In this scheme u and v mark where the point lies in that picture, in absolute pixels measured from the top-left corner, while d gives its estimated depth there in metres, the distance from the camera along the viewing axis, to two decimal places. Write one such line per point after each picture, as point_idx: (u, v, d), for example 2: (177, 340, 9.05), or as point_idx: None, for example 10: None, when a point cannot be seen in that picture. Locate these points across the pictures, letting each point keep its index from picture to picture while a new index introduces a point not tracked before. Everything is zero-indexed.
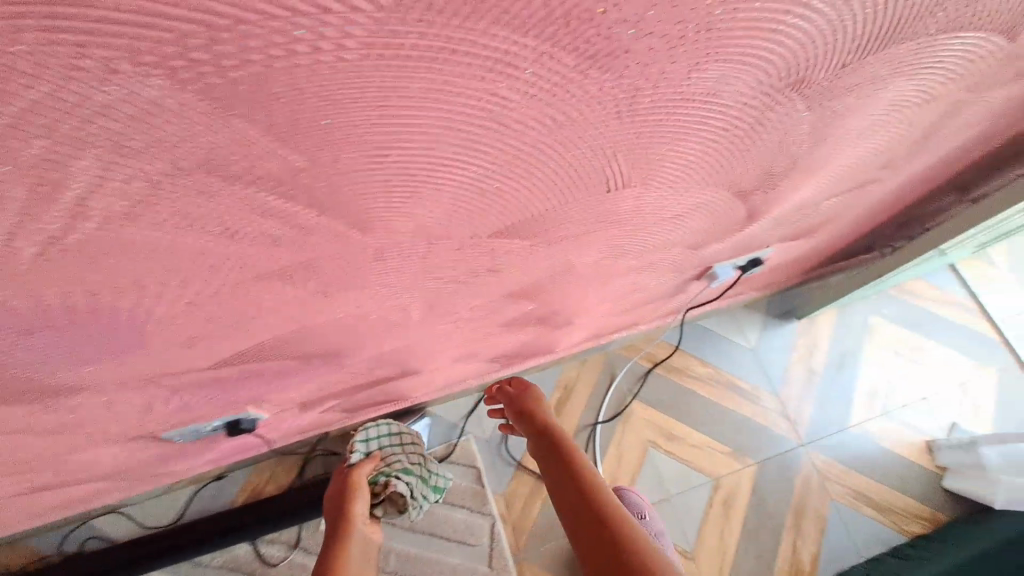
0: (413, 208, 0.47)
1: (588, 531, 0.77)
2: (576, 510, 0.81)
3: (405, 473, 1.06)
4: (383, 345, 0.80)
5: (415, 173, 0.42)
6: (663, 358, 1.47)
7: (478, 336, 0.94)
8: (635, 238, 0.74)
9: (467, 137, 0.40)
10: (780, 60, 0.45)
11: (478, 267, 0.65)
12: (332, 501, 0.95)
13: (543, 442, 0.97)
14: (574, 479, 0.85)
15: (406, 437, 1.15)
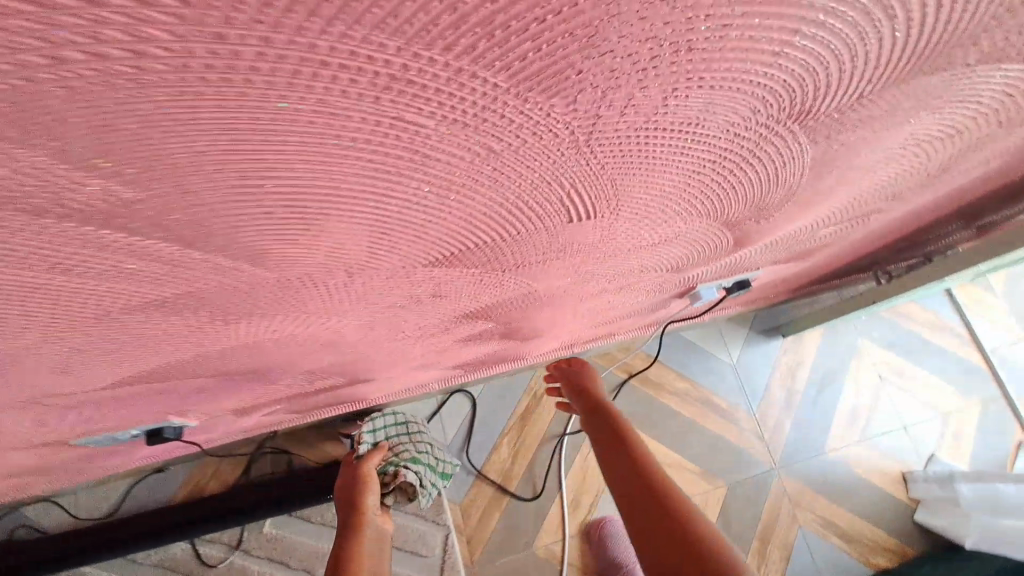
0: (316, 243, 0.38)
1: (657, 534, 0.72)
2: (642, 511, 0.75)
3: (414, 462, 1.07)
4: (320, 362, 0.72)
5: (307, 209, 0.33)
6: (640, 369, 1.40)
7: (433, 350, 0.86)
8: (606, 264, 0.66)
9: (372, 169, 0.31)
10: (782, 87, 0.36)
11: (416, 294, 0.56)
12: (343, 492, 0.93)
13: (611, 433, 0.91)
14: (643, 479, 0.80)
15: (411, 427, 1.16)
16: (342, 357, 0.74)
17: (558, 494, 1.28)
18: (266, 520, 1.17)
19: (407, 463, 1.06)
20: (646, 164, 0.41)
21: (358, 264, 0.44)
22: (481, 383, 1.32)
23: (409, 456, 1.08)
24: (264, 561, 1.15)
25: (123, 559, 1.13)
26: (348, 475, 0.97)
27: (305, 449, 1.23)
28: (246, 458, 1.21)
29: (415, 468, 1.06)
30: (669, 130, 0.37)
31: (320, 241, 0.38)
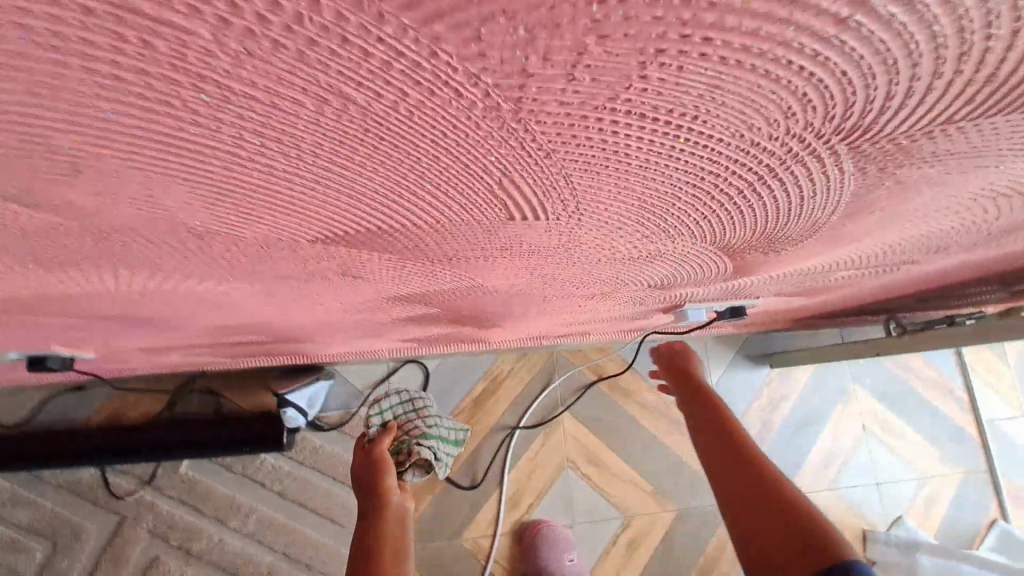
0: (113, 183, 0.27)
1: (759, 538, 0.66)
2: (747, 511, 0.69)
3: (428, 438, 0.88)
4: (226, 319, 0.61)
5: (68, 122, 0.22)
6: (612, 374, 1.30)
7: (371, 325, 0.76)
8: (571, 271, 0.54)
9: (148, 80, 0.20)
10: (827, 84, 0.23)
11: (317, 271, 0.44)
12: (357, 479, 0.78)
13: (714, 426, 0.81)
14: (747, 475, 0.72)
15: (419, 403, 0.94)
16: (255, 318, 0.63)
17: (498, 489, 1.20)
18: (183, 461, 1.10)
19: (421, 440, 0.87)
20: (619, 163, 0.28)
21: (203, 224, 0.32)
22: (438, 357, 1.23)
23: (421, 434, 0.89)
24: (176, 502, 1.08)
25: (27, 474, 1.06)
26: (360, 459, 0.80)
27: (236, 395, 1.14)
28: (173, 393, 1.13)
29: (430, 446, 0.87)
30: (654, 121, 0.25)
31: (121, 183, 0.26)
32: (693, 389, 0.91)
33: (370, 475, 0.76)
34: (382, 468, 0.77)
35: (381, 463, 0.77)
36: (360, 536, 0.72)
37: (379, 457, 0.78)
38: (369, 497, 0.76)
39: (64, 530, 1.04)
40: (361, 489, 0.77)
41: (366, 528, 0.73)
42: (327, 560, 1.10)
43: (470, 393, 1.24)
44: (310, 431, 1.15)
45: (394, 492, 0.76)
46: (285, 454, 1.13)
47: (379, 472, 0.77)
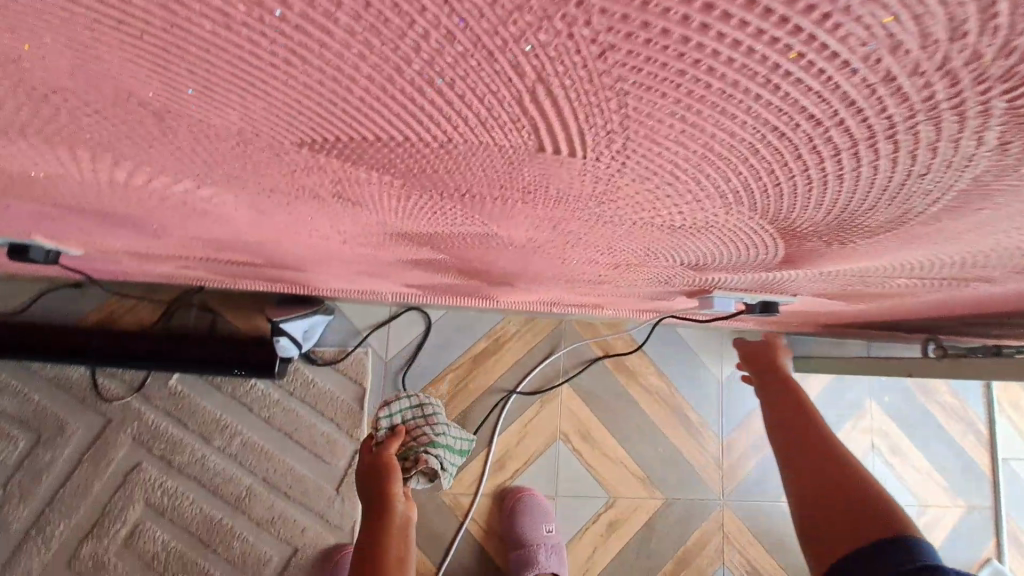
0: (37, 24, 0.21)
1: (830, 523, 0.63)
2: (818, 496, 0.65)
3: (437, 446, 0.80)
4: (211, 231, 0.56)
5: None
6: (619, 352, 1.24)
7: (371, 263, 0.70)
8: (598, 232, 0.46)
9: None
10: None
11: (302, 186, 0.38)
12: (361, 485, 0.73)
13: (790, 415, 0.76)
14: (819, 461, 0.68)
15: (430, 409, 0.85)
16: (242, 236, 0.58)
17: (485, 449, 1.17)
18: (174, 375, 1.08)
19: (430, 447, 0.79)
20: (694, 83, 0.22)
21: (157, 97, 0.26)
22: (442, 308, 1.18)
23: (429, 442, 0.80)
24: (163, 414, 1.08)
25: (18, 364, 1.05)
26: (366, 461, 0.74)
27: (233, 315, 1.12)
28: (170, 305, 1.10)
29: (439, 456, 0.79)
30: (763, 15, 0.18)
31: (40, 15, 0.20)
32: (771, 380, 0.84)
33: (375, 482, 0.71)
34: (389, 474, 0.71)
35: (388, 469, 0.71)
36: (360, 552, 0.67)
37: (386, 461, 0.72)
38: (372, 508, 0.70)
39: (50, 425, 1.04)
40: (365, 497, 0.72)
41: (367, 542, 0.68)
42: (306, 493, 1.09)
43: (470, 350, 1.20)
44: (303, 363, 1.13)
45: (400, 502, 0.70)
46: (276, 383, 1.11)
47: (386, 479, 0.71)
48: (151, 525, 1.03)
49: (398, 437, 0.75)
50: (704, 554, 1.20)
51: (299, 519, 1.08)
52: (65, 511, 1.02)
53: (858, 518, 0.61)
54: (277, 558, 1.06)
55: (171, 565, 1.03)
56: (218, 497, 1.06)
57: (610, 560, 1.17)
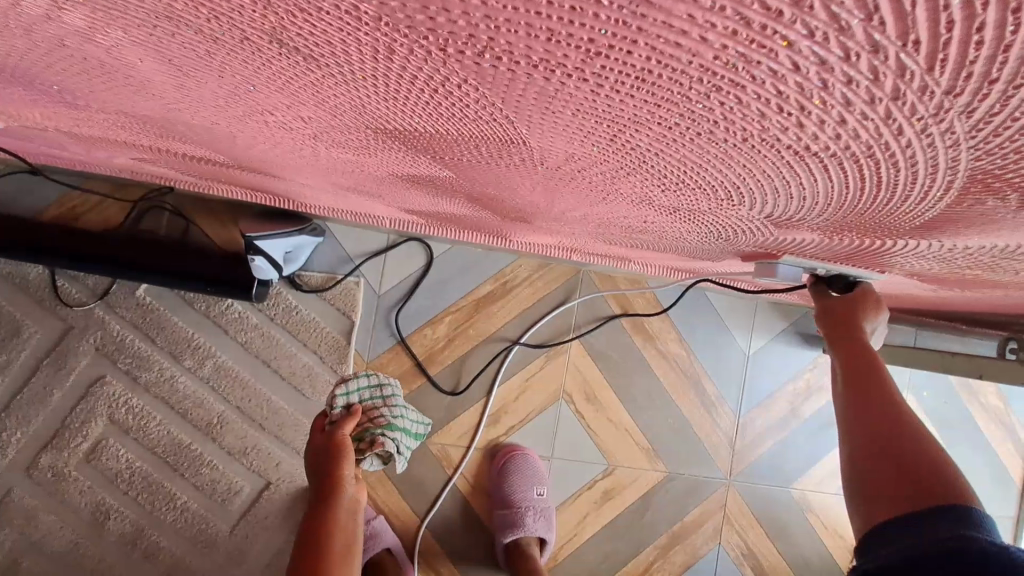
0: None
1: (877, 494, 0.50)
2: (867, 471, 0.52)
3: (394, 429, 0.76)
4: (127, 105, 0.41)
5: None
6: (639, 312, 1.11)
7: (357, 174, 0.55)
8: (676, 153, 0.31)
9: None
10: None
11: (219, 14, 0.23)
12: (310, 463, 0.71)
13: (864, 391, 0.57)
14: (881, 434, 0.54)
15: (390, 390, 0.78)
16: (175, 117, 0.43)
17: (481, 401, 1.07)
18: (141, 284, 0.97)
19: (387, 431, 0.74)
20: None
21: None
22: (447, 242, 1.04)
23: (387, 424, 0.75)
24: (128, 325, 0.97)
25: None
26: (316, 437, 0.72)
27: (208, 224, 0.98)
28: (139, 205, 0.97)
29: (395, 440, 0.75)
30: None
31: None
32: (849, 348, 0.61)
33: (326, 463, 0.69)
34: (340, 456, 0.69)
35: (341, 452, 0.69)
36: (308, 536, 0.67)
37: (339, 444, 0.69)
38: (322, 490, 0.70)
39: (5, 323, 0.95)
40: (314, 476, 0.71)
41: (316, 526, 0.68)
42: (283, 427, 1.00)
43: (474, 293, 1.07)
44: (286, 287, 1.01)
45: (350, 487, 0.70)
46: (255, 305, 1.00)
47: (337, 462, 0.69)
48: (115, 441, 0.96)
49: (354, 414, 0.72)
50: (702, 532, 1.12)
51: (273, 452, 1.00)
52: (22, 419, 0.95)
53: (918, 495, 0.48)
54: (248, 489, 0.99)
55: (136, 484, 0.97)
56: (187, 420, 0.98)
57: (600, 527, 1.10)
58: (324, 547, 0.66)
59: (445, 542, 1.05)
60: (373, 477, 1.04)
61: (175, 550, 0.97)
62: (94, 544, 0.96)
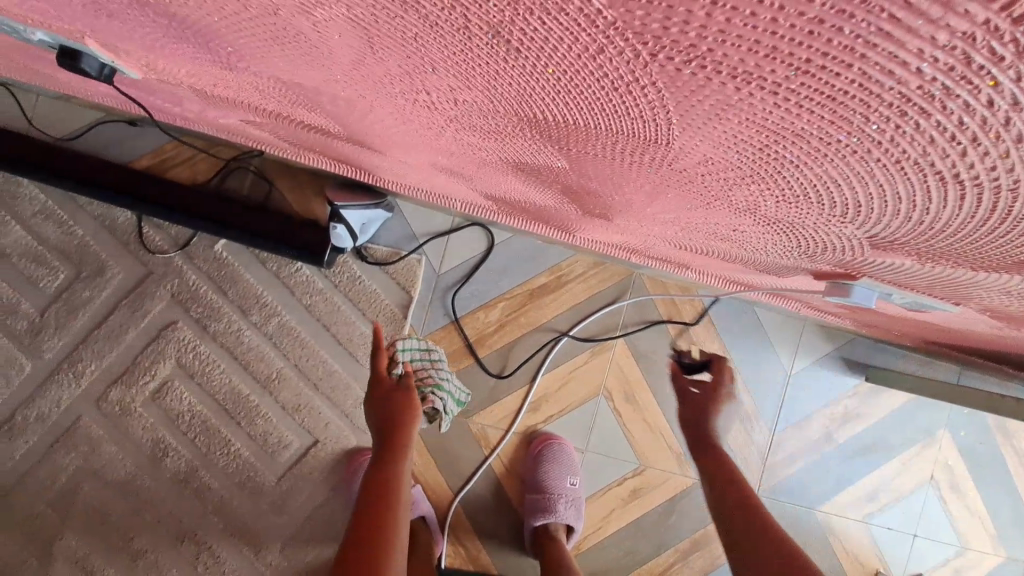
0: None
1: None
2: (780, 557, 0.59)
3: (440, 389, 0.93)
4: (288, 70, 0.45)
5: None
6: (686, 318, 1.13)
7: (465, 156, 0.59)
8: (817, 167, 0.33)
9: None
10: None
11: (457, 5, 0.26)
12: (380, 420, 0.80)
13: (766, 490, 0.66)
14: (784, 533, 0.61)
15: (435, 354, 0.96)
16: (327, 88, 0.47)
17: (524, 388, 1.10)
18: (220, 240, 1.02)
19: (435, 390, 0.92)
20: None
21: None
22: (509, 230, 1.08)
23: (435, 383, 0.93)
24: (203, 276, 1.03)
25: (64, 193, 1.00)
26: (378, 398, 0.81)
27: (291, 191, 1.04)
28: (228, 164, 1.02)
29: (443, 397, 0.93)
30: None
31: None
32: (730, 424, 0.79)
33: (392, 419, 0.78)
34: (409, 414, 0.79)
35: (409, 409, 0.79)
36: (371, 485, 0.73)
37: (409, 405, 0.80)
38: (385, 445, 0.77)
39: (90, 262, 1.01)
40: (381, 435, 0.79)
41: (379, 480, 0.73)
42: (336, 390, 1.05)
43: (529, 283, 1.10)
44: (353, 257, 1.05)
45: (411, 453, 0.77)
46: (322, 272, 1.05)
47: (402, 421, 0.78)
48: (179, 384, 1.02)
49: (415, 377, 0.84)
50: None
51: (324, 413, 1.05)
52: (97, 353, 1.01)
53: None
54: (297, 445, 1.05)
55: (195, 427, 1.02)
56: (248, 372, 1.03)
57: (624, 525, 1.12)
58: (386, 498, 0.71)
59: (474, 518, 1.09)
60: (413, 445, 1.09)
61: (224, 493, 1.03)
62: (150, 478, 1.02)
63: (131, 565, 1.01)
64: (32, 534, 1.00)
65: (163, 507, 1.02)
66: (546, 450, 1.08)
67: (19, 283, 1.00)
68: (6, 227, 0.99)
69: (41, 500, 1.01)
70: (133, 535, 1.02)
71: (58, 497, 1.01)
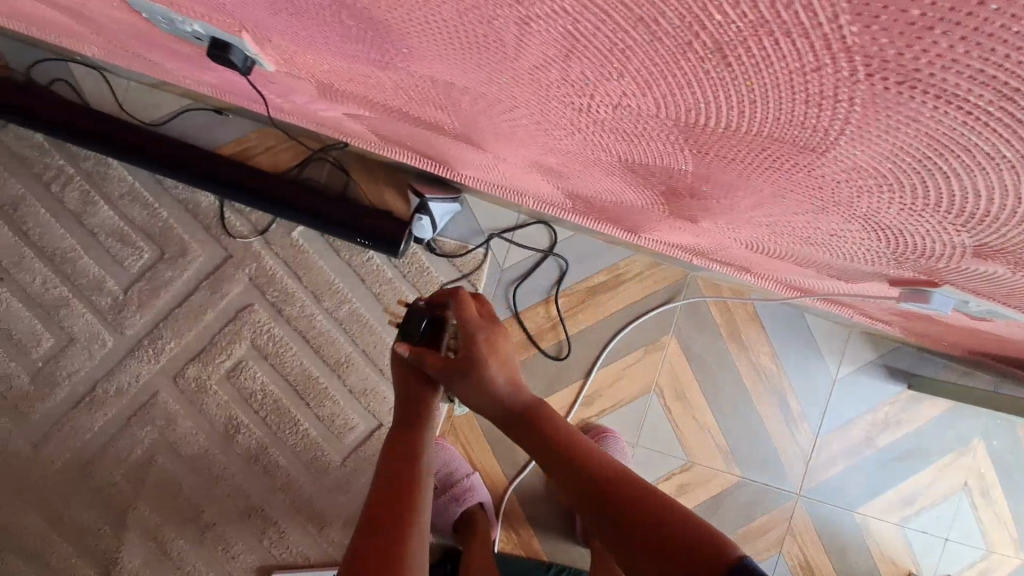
0: None
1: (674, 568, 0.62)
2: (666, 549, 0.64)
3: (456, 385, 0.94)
4: (451, 70, 0.49)
5: None
6: (738, 319, 1.17)
7: (581, 156, 0.63)
8: (967, 177, 0.37)
9: None
10: None
11: (696, 27, 0.30)
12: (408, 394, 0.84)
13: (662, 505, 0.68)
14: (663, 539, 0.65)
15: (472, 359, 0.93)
16: (480, 88, 0.51)
17: (579, 382, 1.14)
18: (297, 226, 1.07)
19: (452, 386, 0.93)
20: None
21: None
22: (572, 229, 1.12)
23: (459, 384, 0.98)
24: (279, 261, 1.07)
25: (151, 176, 1.05)
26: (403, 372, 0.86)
27: (366, 183, 1.09)
28: (308, 154, 1.07)
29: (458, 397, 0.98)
30: None
31: None
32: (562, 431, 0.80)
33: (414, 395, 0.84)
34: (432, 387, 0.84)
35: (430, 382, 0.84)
36: (384, 481, 0.75)
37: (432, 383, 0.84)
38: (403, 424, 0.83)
39: (172, 243, 1.05)
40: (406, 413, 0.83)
41: (397, 469, 0.77)
42: None
43: (588, 280, 1.14)
44: (422, 249, 1.10)
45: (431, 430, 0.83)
46: (391, 261, 1.09)
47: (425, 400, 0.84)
48: (253, 364, 1.07)
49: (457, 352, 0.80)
50: (766, 540, 1.18)
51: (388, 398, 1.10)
52: (176, 331, 1.05)
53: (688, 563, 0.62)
54: (362, 427, 1.09)
55: (266, 406, 1.07)
56: (319, 356, 1.08)
57: None
58: (403, 488, 0.75)
59: (526, 506, 1.13)
60: (471, 431, 1.13)
61: (291, 471, 1.07)
62: (222, 452, 1.06)
63: (200, 536, 1.06)
64: (108, 503, 1.05)
65: (232, 482, 1.06)
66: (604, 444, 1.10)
67: (105, 261, 1.04)
68: (95, 207, 1.03)
69: (118, 471, 1.05)
70: (203, 508, 1.06)
71: (133, 468, 1.05)
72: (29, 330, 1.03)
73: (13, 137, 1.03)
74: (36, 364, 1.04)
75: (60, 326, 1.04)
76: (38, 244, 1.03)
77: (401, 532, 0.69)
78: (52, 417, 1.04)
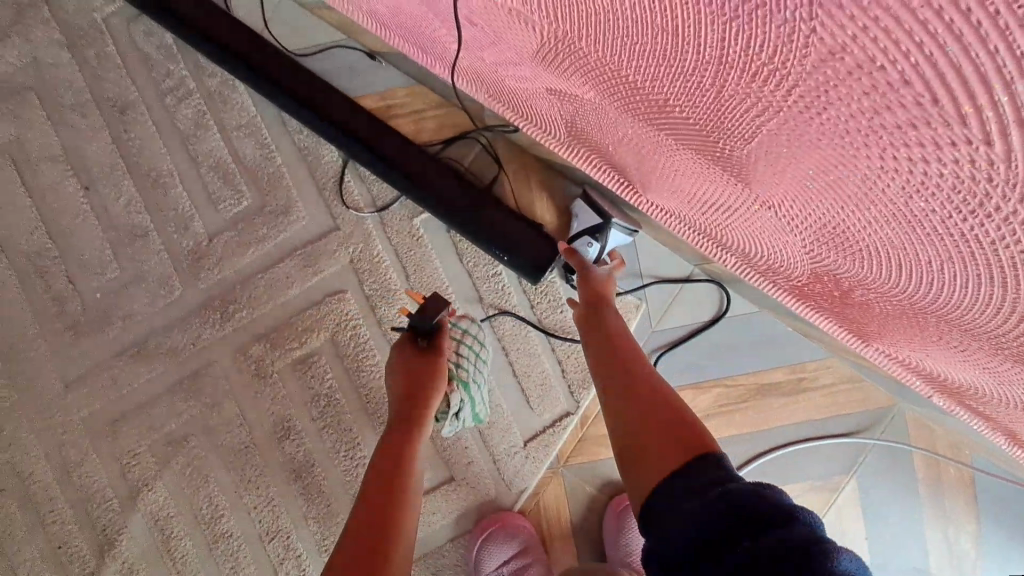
0: None
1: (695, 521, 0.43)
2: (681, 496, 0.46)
3: (466, 391, 0.78)
4: (951, 27, 0.25)
5: None
6: (947, 480, 0.86)
7: (967, 255, 0.37)
8: None
9: None
10: None
11: None
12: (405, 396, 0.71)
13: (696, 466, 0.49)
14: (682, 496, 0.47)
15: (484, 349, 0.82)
16: (959, 89, 0.27)
17: None
18: (423, 213, 0.87)
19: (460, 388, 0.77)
20: None
21: None
22: (756, 303, 0.86)
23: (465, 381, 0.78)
24: (390, 248, 0.88)
25: (277, 113, 0.88)
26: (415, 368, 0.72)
27: (516, 178, 0.86)
28: (462, 130, 0.87)
29: (461, 401, 0.78)
30: None
31: None
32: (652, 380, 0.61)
33: (418, 394, 0.70)
34: (435, 387, 0.72)
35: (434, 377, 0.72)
36: (379, 461, 0.64)
37: (435, 382, 0.72)
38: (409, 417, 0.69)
39: (277, 196, 0.88)
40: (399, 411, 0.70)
41: (387, 452, 0.65)
42: (493, 426, 0.87)
43: (758, 371, 0.87)
44: (561, 278, 0.87)
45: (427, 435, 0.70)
46: (521, 284, 0.87)
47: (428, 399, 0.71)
48: (326, 361, 0.87)
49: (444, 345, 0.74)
50: None
51: (470, 449, 0.88)
52: (252, 300, 0.88)
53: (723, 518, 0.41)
54: (429, 475, 0.87)
55: (328, 416, 0.87)
56: None
57: None
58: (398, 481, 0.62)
59: None
60: (558, 525, 0.88)
61: (334, 502, 0.87)
62: (263, 455, 0.87)
63: (211, 546, 0.87)
64: (123, 474, 0.88)
65: (265, 493, 0.87)
66: (632, 516, 0.84)
67: (199, 197, 0.88)
68: (206, 133, 0.88)
69: (144, 441, 0.88)
70: (222, 513, 0.87)
71: (161, 443, 0.88)
72: (97, 253, 0.88)
73: (141, 33, 0.89)
74: (93, 293, 0.89)
75: (130, 258, 0.88)
76: (134, 159, 0.88)
77: (398, 521, 0.58)
78: (92, 358, 0.89)
